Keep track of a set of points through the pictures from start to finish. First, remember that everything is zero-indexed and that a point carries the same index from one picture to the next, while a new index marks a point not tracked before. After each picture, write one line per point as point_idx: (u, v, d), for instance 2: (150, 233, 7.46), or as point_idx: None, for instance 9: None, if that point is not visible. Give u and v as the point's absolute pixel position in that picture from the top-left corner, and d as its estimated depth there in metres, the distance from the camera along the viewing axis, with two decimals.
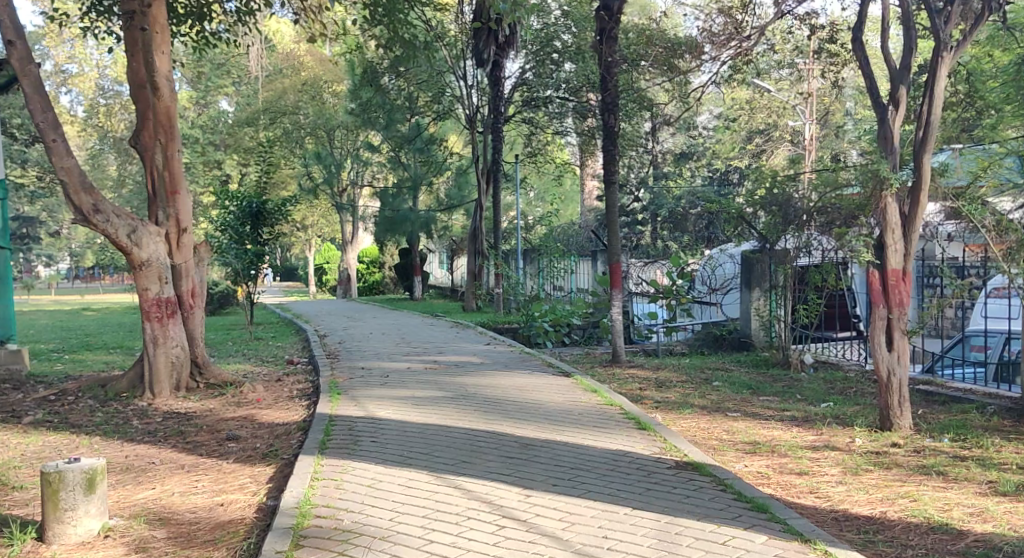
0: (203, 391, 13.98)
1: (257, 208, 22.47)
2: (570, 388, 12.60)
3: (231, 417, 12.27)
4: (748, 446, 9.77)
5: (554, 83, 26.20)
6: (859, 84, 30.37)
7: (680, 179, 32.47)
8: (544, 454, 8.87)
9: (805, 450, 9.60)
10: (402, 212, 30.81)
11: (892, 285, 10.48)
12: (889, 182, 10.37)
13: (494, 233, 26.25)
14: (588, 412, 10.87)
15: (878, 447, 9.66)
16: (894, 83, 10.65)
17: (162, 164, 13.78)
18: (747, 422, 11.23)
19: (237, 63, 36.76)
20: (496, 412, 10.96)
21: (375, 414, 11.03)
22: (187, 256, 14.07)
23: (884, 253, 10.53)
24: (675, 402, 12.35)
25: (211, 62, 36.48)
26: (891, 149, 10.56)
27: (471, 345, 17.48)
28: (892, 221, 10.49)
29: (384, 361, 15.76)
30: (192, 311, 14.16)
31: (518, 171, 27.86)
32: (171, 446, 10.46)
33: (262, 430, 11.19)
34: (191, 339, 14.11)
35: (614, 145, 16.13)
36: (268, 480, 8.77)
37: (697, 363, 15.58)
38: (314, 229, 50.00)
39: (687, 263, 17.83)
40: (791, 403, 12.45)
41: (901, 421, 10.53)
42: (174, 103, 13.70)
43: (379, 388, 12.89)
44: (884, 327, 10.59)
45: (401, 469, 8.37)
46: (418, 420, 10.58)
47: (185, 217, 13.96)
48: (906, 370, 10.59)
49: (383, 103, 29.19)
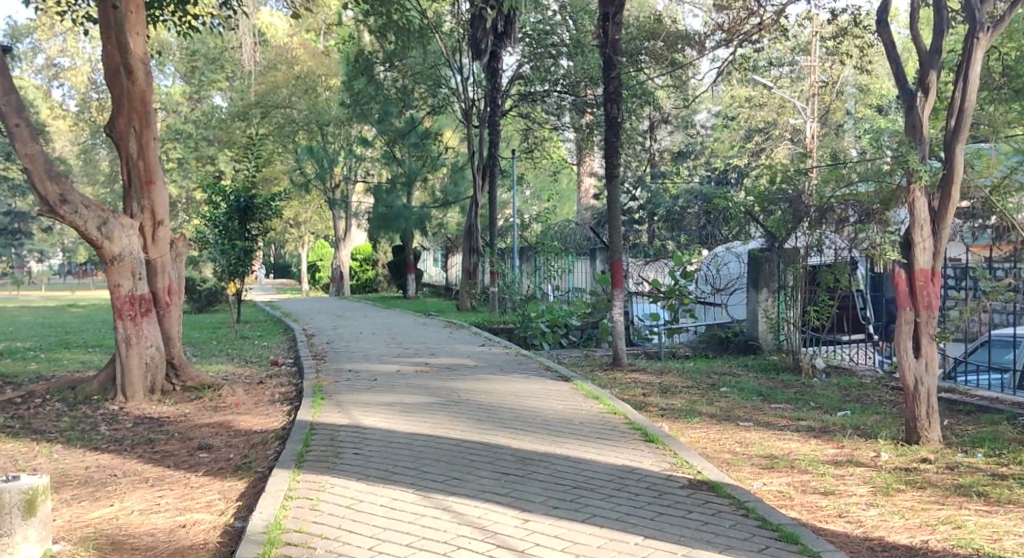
0: (179, 394, 13.16)
1: (246, 203, 21.76)
2: (569, 394, 11.80)
3: (206, 423, 11.43)
4: (765, 461, 8.96)
5: (553, 79, 25.33)
6: (861, 83, 29.66)
7: (678, 177, 31.74)
8: (544, 469, 8.07)
9: (828, 466, 8.81)
10: (396, 207, 29.59)
11: (920, 286, 9.70)
12: (917, 174, 9.62)
13: (489, 230, 25.42)
14: (590, 421, 10.06)
15: (907, 464, 8.86)
16: (925, 67, 9.90)
17: (137, 153, 12.94)
18: (761, 433, 10.40)
19: (231, 57, 35.89)
20: (490, 421, 10.16)
21: (359, 422, 10.21)
22: (164, 251, 13.22)
23: (911, 253, 9.76)
24: (681, 410, 11.55)
25: (205, 55, 35.63)
26: (920, 138, 9.81)
27: (465, 347, 16.68)
28: (920, 217, 9.72)
29: (372, 363, 14.95)
30: (168, 309, 13.35)
31: (515, 168, 27.07)
32: (137, 456, 9.61)
33: (238, 438, 10.36)
34: (167, 339, 13.31)
35: (616, 137, 15.28)
36: (235, 497, 7.95)
37: (703, 367, 14.77)
38: (306, 225, 49.18)
39: (690, 262, 16.71)
40: (806, 411, 11.65)
41: (930, 434, 9.74)
42: (151, 87, 12.80)
43: (366, 393, 12.09)
44: (911, 331, 9.80)
45: (385, 487, 7.54)
46: (406, 429, 9.77)
47: (161, 210, 13.13)
48: (935, 378, 9.81)
49: (378, 93, 27.98)
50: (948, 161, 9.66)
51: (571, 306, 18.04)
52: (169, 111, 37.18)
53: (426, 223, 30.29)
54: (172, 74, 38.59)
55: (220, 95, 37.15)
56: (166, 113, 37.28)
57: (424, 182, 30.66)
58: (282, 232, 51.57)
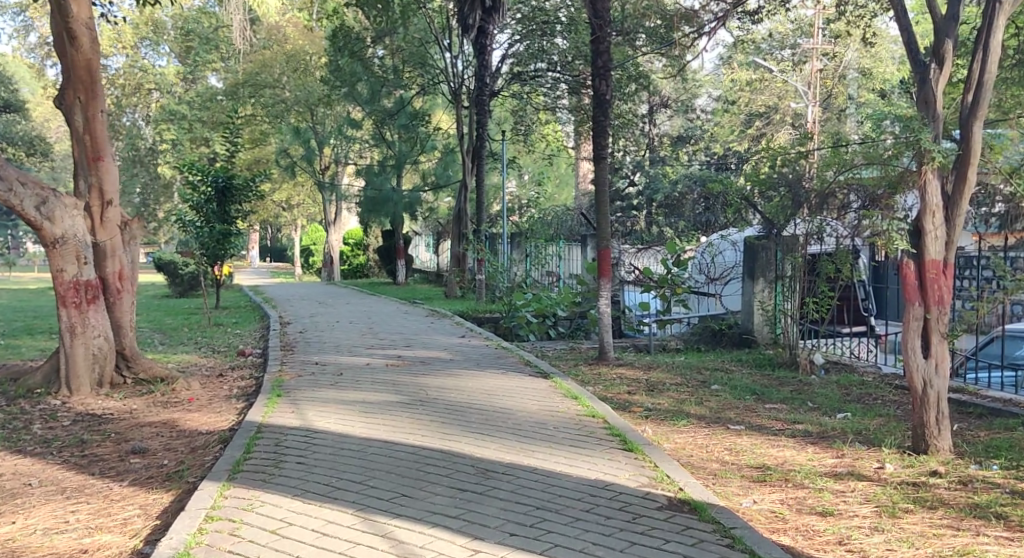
0: (129, 388, 12.23)
1: (224, 184, 20.73)
2: (547, 392, 10.84)
3: (150, 422, 10.51)
4: (756, 474, 8.06)
5: (545, 58, 24.40)
6: (867, 65, 28.59)
7: (676, 163, 30.74)
8: (507, 484, 7.16)
9: (826, 479, 7.92)
10: (386, 190, 28.57)
11: (931, 278, 8.78)
12: (930, 155, 8.68)
13: (476, 213, 24.55)
14: (564, 425, 9.12)
15: (914, 477, 7.96)
16: (939, 37, 8.96)
17: (83, 127, 11.99)
18: (753, 439, 9.46)
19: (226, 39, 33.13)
20: (455, 424, 9.18)
21: (312, 424, 9.28)
22: (113, 234, 12.24)
23: (921, 242, 8.82)
24: (668, 411, 10.62)
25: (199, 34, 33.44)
26: (934, 114, 8.86)
27: (442, 338, 15.73)
28: (932, 203, 8.78)
29: (341, 355, 14.00)
30: (119, 297, 12.36)
31: (505, 151, 26.16)
32: (62, 461, 8.68)
33: (178, 441, 9.43)
34: (118, 328, 12.35)
35: (605, 116, 14.25)
36: (156, 512, 7.06)
37: (694, 362, 13.82)
38: (299, 208, 48.20)
39: (684, 250, 15.86)
40: (803, 413, 10.73)
41: (939, 443, 8.81)
42: (96, 55, 11.84)
43: (327, 390, 11.15)
44: (919, 329, 8.86)
45: (323, 506, 6.67)
46: (360, 433, 8.82)
47: (111, 188, 12.17)
48: (946, 381, 8.89)
49: (359, 71, 26.77)
50: (964, 142, 8.73)
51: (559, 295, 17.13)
52: (163, 92, 36.18)
53: (415, 207, 29.29)
54: (167, 53, 36.61)
55: (214, 76, 35.67)
56: (157, 92, 36.19)
57: (414, 165, 29.71)
58: (276, 216, 50.66)
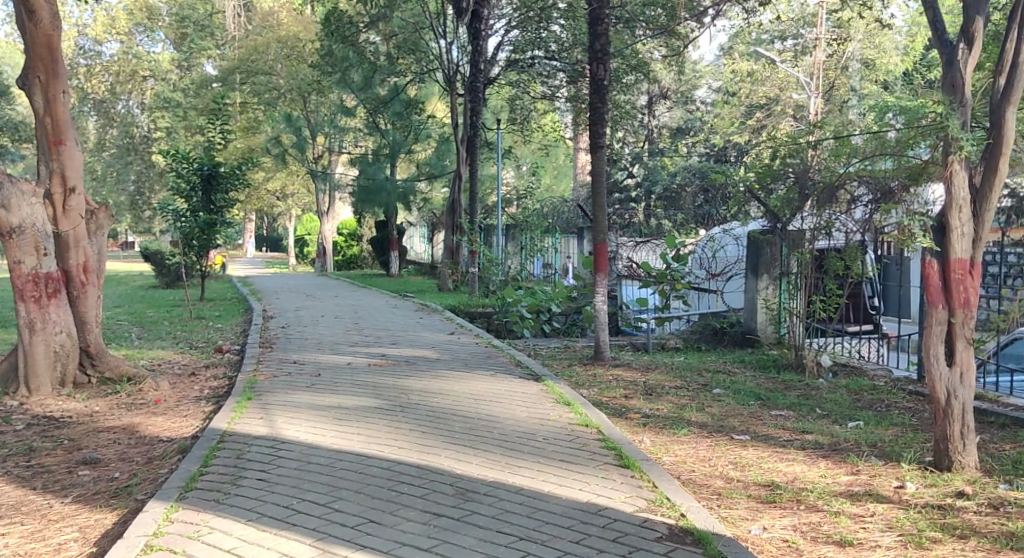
0: (94, 387, 11.47)
1: (209, 173, 19.91)
2: (538, 398, 10.07)
3: (109, 426, 9.73)
4: (764, 494, 7.38)
5: (543, 45, 23.55)
6: (873, 57, 27.82)
7: (676, 155, 30.01)
8: (488, 508, 6.45)
9: (842, 501, 7.24)
10: (379, 180, 27.85)
11: (957, 280, 8.02)
12: (958, 143, 7.93)
13: (469, 204, 23.74)
14: (555, 436, 8.37)
15: (939, 499, 7.29)
16: (970, 13, 8.17)
17: (43, 109, 11.18)
18: (760, 451, 8.71)
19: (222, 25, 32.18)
20: (435, 434, 8.42)
21: (280, 433, 8.53)
22: (76, 223, 11.45)
23: (945, 240, 8.05)
24: (667, 418, 9.86)
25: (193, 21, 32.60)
26: (962, 98, 8.08)
27: (431, 335, 14.97)
28: (958, 197, 8.01)
29: (322, 353, 13.26)
30: (84, 290, 11.58)
31: (499, 139, 25.16)
32: (3, 472, 7.93)
33: (135, 450, 8.66)
34: (82, 324, 11.58)
35: (603, 102, 13.40)
36: (95, 538, 6.33)
37: (694, 363, 13.06)
38: (293, 197, 47.48)
39: (684, 244, 15.08)
40: (811, 421, 9.98)
41: (964, 459, 8.06)
42: (57, 30, 11.03)
43: (301, 393, 10.39)
44: (943, 334, 8.10)
45: (284, 536, 6.01)
46: (331, 444, 8.08)
47: (73, 175, 11.38)
48: (971, 391, 8.13)
49: (352, 57, 25.69)
50: (995, 130, 7.97)
51: (554, 290, 16.30)
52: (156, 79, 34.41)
53: (409, 197, 28.56)
54: (162, 40, 35.48)
55: (209, 63, 34.80)
56: (149, 81, 35.40)
57: (409, 153, 29.04)
58: (270, 205, 49.93)
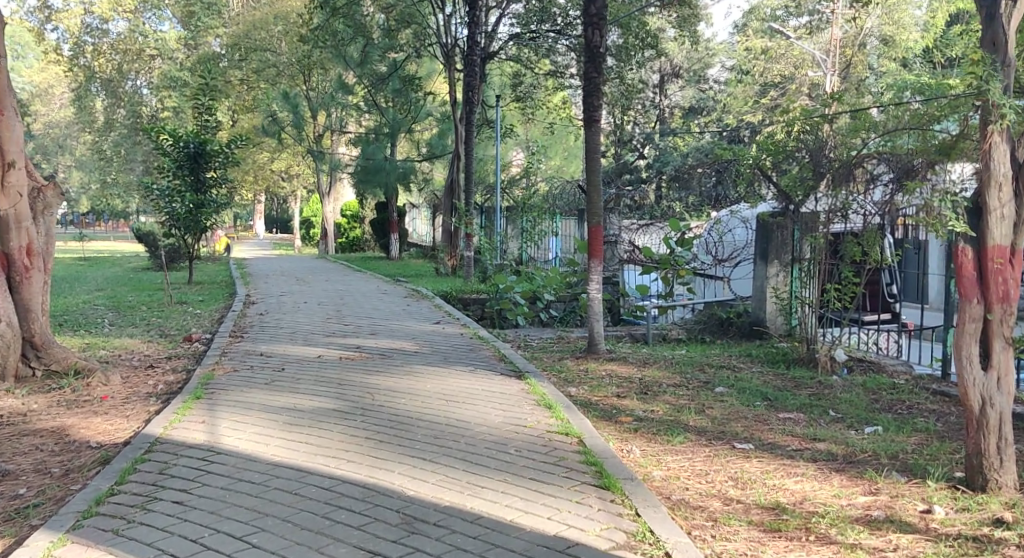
0: (38, 381, 10.43)
1: (195, 150, 18.81)
2: (517, 399, 9.00)
3: (38, 428, 8.74)
4: (767, 519, 6.39)
5: (546, 17, 22.25)
6: (893, 33, 26.50)
7: (687, 137, 28.78)
8: (435, 543, 5.79)
9: (859, 532, 6.24)
10: (378, 159, 26.66)
11: (994, 269, 6.90)
12: (1000, 111, 6.83)
13: (466, 182, 22.52)
14: (530, 447, 7.32)
15: (972, 529, 6.30)
16: None
17: None
18: (765, 463, 7.63)
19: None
20: (393, 442, 7.39)
21: (216, 441, 7.54)
22: (16, 203, 10.43)
23: (981, 222, 6.94)
24: (661, 422, 8.76)
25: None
26: (1007, 59, 6.97)
27: (415, 325, 13.88)
28: (999, 173, 6.90)
29: (293, 344, 12.20)
30: (27, 276, 10.54)
31: (500, 117, 24.04)
32: None
33: (57, 458, 7.69)
34: (25, 312, 10.52)
35: (598, 70, 12.17)
36: None
37: (697, 357, 11.95)
38: (298, 177, 46.41)
39: (689, 228, 14.01)
40: (823, 426, 8.89)
41: (1001, 478, 6.96)
42: None
43: (256, 392, 9.37)
44: (977, 331, 7.00)
45: None
46: (272, 455, 7.07)
47: (12, 149, 10.39)
48: (1009, 399, 7.03)
49: (347, 29, 23.89)
50: None
51: (550, 276, 15.36)
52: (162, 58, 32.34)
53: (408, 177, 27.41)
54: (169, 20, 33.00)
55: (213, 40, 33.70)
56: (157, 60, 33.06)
57: (408, 132, 27.83)
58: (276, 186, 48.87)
